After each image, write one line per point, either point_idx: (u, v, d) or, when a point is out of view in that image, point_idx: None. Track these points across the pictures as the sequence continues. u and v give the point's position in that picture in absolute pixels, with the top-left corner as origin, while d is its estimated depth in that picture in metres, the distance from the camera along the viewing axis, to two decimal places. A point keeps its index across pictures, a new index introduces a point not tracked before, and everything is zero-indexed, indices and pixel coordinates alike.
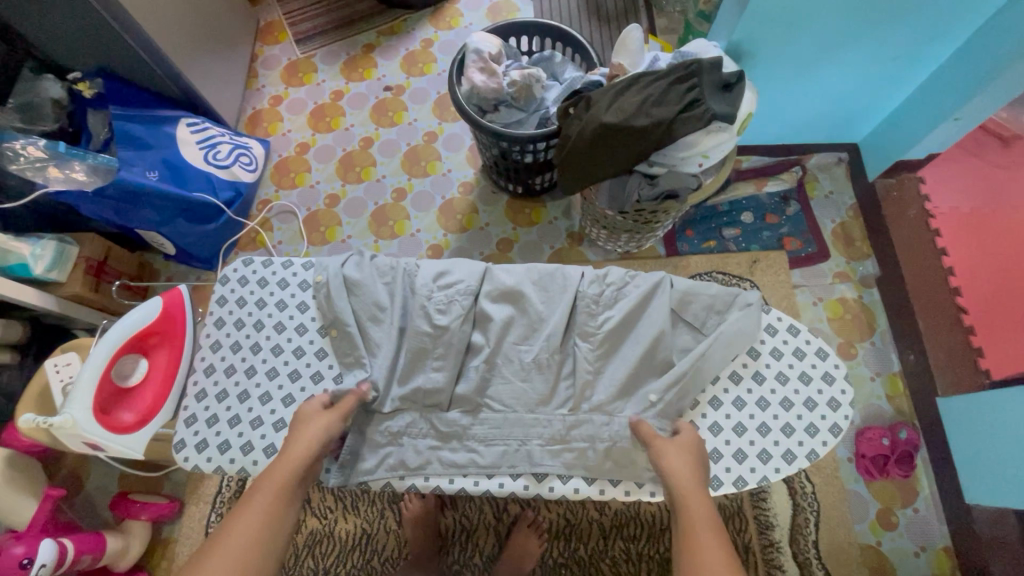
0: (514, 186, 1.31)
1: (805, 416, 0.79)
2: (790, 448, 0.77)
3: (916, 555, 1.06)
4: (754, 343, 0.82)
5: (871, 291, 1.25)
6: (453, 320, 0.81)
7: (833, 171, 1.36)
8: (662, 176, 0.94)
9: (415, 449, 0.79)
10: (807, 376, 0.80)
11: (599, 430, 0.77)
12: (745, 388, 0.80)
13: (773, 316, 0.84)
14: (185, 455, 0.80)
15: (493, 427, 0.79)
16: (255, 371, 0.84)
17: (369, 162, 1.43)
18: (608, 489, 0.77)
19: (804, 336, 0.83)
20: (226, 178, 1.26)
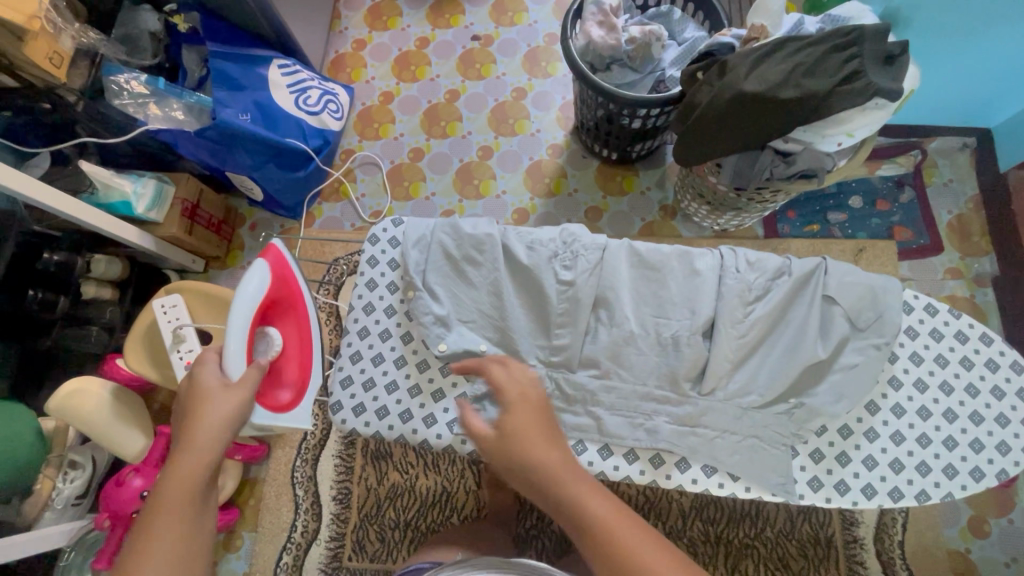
0: (610, 151, 1.25)
1: (996, 432, 0.64)
2: (979, 466, 0.63)
3: (1006, 565, 1.03)
4: (942, 349, 0.67)
5: (984, 290, 1.17)
6: (580, 275, 0.65)
7: (956, 158, 1.25)
8: (798, 155, 0.87)
9: (541, 408, 0.65)
10: (1000, 390, 0.65)
11: (733, 422, 0.63)
12: (931, 398, 0.66)
13: (964, 318, 0.68)
14: (343, 417, 0.69)
15: (623, 397, 0.64)
16: (368, 332, 0.71)
17: (454, 117, 1.37)
18: (834, 498, 0.62)
19: (1001, 345, 0.67)
20: (315, 125, 1.23)
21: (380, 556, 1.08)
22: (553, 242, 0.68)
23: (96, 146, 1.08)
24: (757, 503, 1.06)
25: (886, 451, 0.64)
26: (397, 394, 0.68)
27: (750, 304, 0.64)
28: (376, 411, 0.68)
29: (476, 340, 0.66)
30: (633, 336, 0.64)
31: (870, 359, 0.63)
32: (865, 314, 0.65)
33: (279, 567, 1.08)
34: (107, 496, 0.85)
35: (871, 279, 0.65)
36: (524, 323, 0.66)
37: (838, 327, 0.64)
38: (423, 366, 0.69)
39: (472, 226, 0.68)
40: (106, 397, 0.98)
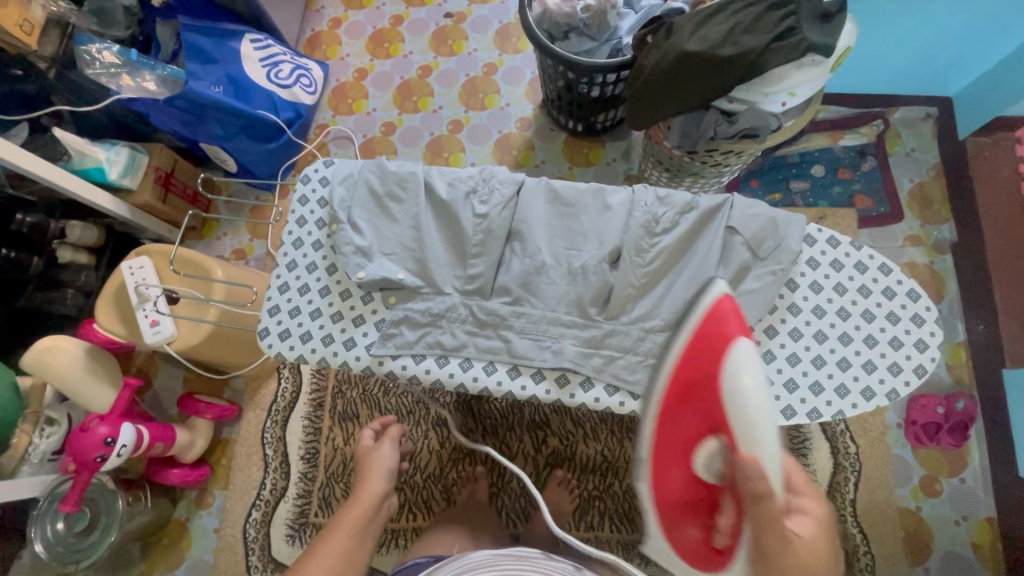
0: (575, 123, 1.27)
1: (889, 354, 0.66)
2: (869, 386, 0.64)
3: (956, 523, 1.04)
4: (842, 278, 0.68)
5: (944, 256, 1.19)
6: (494, 208, 0.64)
7: (919, 127, 1.26)
8: (741, 115, 0.89)
9: (453, 331, 0.63)
10: (894, 317, 0.67)
11: (635, 343, 0.62)
12: (828, 323, 0.67)
13: (863, 249, 0.69)
14: (270, 342, 0.66)
15: (534, 322, 0.62)
16: (297, 265, 0.70)
17: (426, 92, 1.40)
18: None
19: (897, 275, 0.68)
20: (287, 98, 1.27)
21: None
22: (472, 179, 0.67)
23: (73, 116, 1.13)
24: None
25: (781, 371, 0.65)
26: (321, 320, 0.66)
27: (657, 236, 0.63)
28: (301, 337, 0.66)
29: (394, 266, 0.65)
30: (545, 265, 0.63)
31: (767, 283, 0.63)
32: (766, 243, 0.64)
33: (249, 523, 1.10)
34: (72, 441, 0.89)
35: (771, 210, 0.65)
36: (440, 254, 0.65)
37: (736, 253, 0.63)
38: (346, 294, 0.67)
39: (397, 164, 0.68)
40: (80, 355, 1.01)
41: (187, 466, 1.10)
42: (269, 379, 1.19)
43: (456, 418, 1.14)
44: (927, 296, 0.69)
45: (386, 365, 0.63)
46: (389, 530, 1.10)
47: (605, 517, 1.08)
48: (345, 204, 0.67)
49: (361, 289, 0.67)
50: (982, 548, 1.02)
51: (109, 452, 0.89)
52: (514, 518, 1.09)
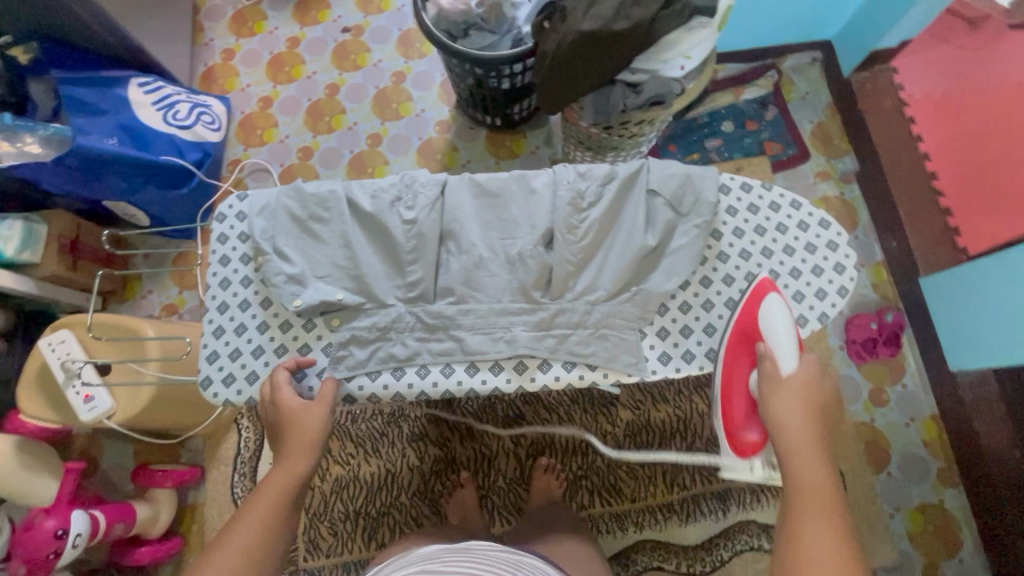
0: (493, 118, 1.28)
1: (813, 282, 0.69)
2: (801, 314, 0.68)
3: (906, 425, 1.13)
4: (759, 219, 0.71)
5: (851, 186, 1.28)
6: (422, 212, 0.63)
7: (808, 72, 1.36)
8: (645, 84, 0.93)
9: (405, 341, 0.63)
10: (812, 247, 0.70)
11: (582, 317, 0.63)
12: (755, 264, 0.70)
13: (774, 189, 0.73)
14: (215, 391, 0.63)
15: (481, 317, 0.62)
16: (228, 305, 0.67)
17: (338, 110, 1.37)
18: (682, 367, 0.65)
19: (807, 207, 0.72)
20: (191, 139, 1.21)
21: (335, 549, 1.08)
22: (395, 187, 0.66)
23: None
24: (686, 422, 1.12)
25: (722, 316, 0.67)
26: (266, 357, 0.65)
27: (584, 211, 0.64)
28: (248, 377, 0.64)
29: (331, 289, 0.63)
30: (483, 258, 0.63)
31: (694, 236, 0.65)
32: (685, 199, 0.66)
33: None
34: (19, 542, 0.82)
35: (685, 167, 0.68)
36: (377, 267, 0.64)
37: (660, 215, 0.65)
38: (287, 325, 0.66)
39: (314, 186, 0.66)
40: (9, 450, 0.92)
41: (155, 541, 1.03)
42: (228, 433, 1.13)
43: (431, 429, 1.13)
44: (837, 222, 0.72)
45: (342, 389, 0.62)
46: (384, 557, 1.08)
47: (594, 493, 1.10)
48: (268, 234, 0.65)
49: (302, 319, 0.66)
50: (932, 443, 1.11)
51: (62, 546, 0.83)
52: (509, 515, 1.09)
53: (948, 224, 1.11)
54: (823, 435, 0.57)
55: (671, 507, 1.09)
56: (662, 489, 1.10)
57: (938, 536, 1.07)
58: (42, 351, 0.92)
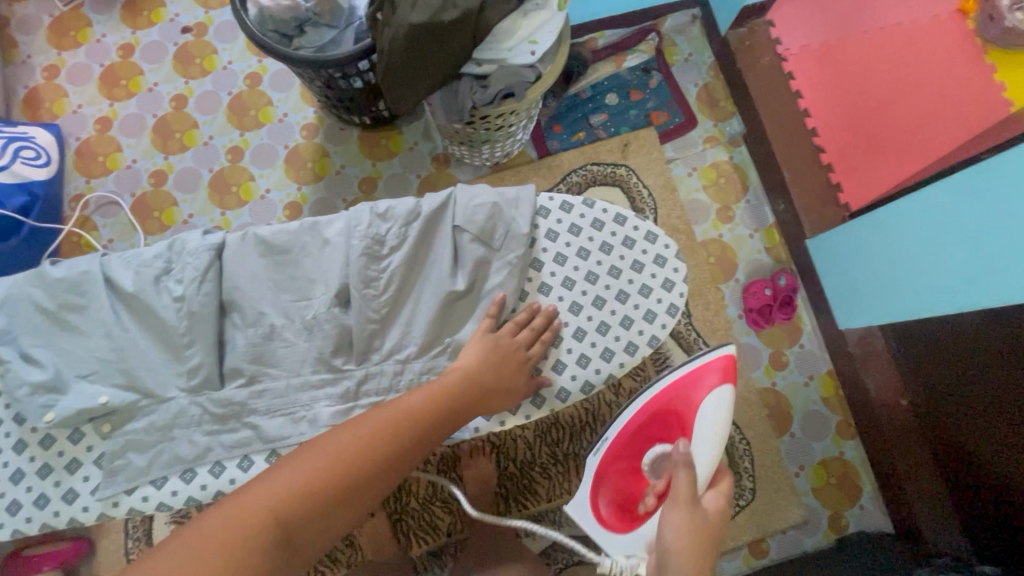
0: (361, 117, 1.17)
1: (643, 304, 0.67)
2: (631, 340, 0.66)
3: (806, 385, 1.15)
4: (582, 242, 0.68)
5: (739, 148, 1.26)
6: (189, 287, 0.61)
7: (689, 31, 1.31)
8: (493, 76, 0.85)
9: (191, 439, 0.60)
10: (639, 266, 0.68)
11: (393, 382, 0.61)
12: (580, 292, 0.67)
13: (596, 205, 0.70)
14: None
15: (279, 397, 0.60)
16: None
17: (189, 124, 1.23)
18: (509, 418, 0.66)
19: (632, 221, 0.69)
20: (11, 180, 1.06)
21: None
22: (161, 258, 0.63)
23: None
24: (593, 414, 1.11)
25: (546, 356, 0.65)
26: (25, 482, 0.60)
27: (385, 256, 0.62)
28: (8, 508, 0.60)
29: (95, 391, 0.60)
30: (274, 328, 0.61)
31: (505, 274, 0.64)
32: (496, 231, 0.64)
33: None
34: None
35: (494, 194, 0.65)
36: (150, 355, 0.61)
37: (470, 252, 0.64)
38: (48, 441, 0.61)
39: (59, 271, 0.62)
40: None
41: None
42: None
43: None
44: (665, 232, 0.70)
45: (123, 503, 0.59)
46: None
47: (510, 499, 1.08)
48: (6, 334, 0.61)
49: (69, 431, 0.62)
50: (830, 399, 1.14)
51: None
52: (425, 535, 1.07)
53: (830, 180, 1.10)
54: (705, 558, 0.59)
55: None
56: (577, 484, 1.09)
57: (840, 487, 1.11)
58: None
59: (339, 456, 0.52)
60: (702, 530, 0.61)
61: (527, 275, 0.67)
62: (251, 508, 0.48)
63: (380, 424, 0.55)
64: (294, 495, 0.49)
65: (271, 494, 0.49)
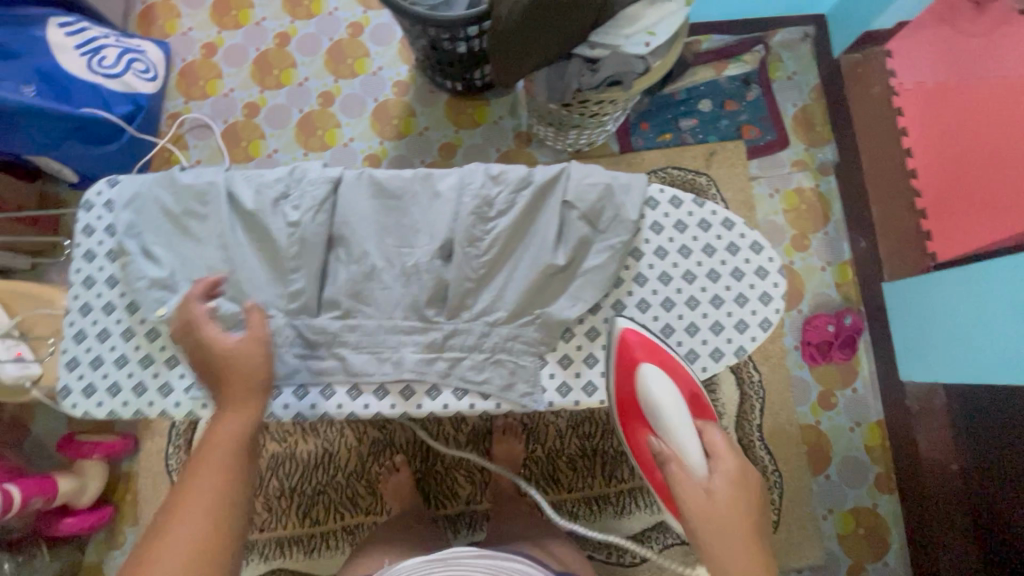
0: (453, 84, 1.18)
1: (735, 312, 0.67)
2: (717, 346, 0.65)
3: (851, 430, 1.12)
4: (685, 240, 0.68)
5: (828, 178, 1.21)
6: (306, 214, 0.62)
7: (798, 49, 1.26)
8: (604, 60, 0.84)
9: (282, 358, 0.62)
10: (739, 273, 0.67)
11: (477, 341, 0.62)
12: (675, 288, 0.67)
13: (707, 205, 0.69)
14: (72, 401, 0.63)
15: (368, 334, 0.62)
16: (90, 307, 0.66)
17: (288, 63, 1.26)
18: (583, 400, 0.64)
19: (739, 228, 0.68)
20: (120, 89, 1.10)
21: (269, 525, 1.07)
22: (281, 182, 0.65)
23: None
24: None
25: (631, 346, 0.65)
26: (128, 368, 0.64)
27: (492, 219, 0.63)
28: (108, 390, 0.64)
29: (201, 296, 0.62)
30: (375, 269, 0.62)
31: (606, 258, 0.63)
32: (604, 214, 0.64)
33: None
34: None
35: (608, 177, 0.65)
36: (256, 275, 0.63)
37: (575, 229, 0.63)
38: (153, 335, 0.65)
39: (188, 178, 0.65)
40: None
41: (84, 511, 1.01)
42: None
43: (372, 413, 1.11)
44: (770, 245, 0.69)
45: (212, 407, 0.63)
46: (318, 534, 1.07)
47: (532, 481, 1.09)
48: (135, 229, 0.65)
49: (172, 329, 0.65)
50: (874, 449, 1.11)
51: None
52: (444, 499, 1.09)
53: (920, 227, 1.05)
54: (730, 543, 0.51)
55: (607, 499, 1.09)
56: (601, 481, 1.09)
57: (868, 539, 1.08)
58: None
59: (212, 500, 0.51)
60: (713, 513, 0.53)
61: (625, 263, 0.67)
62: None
63: (231, 427, 0.56)
64: (197, 555, 0.48)
65: (170, 565, 0.46)
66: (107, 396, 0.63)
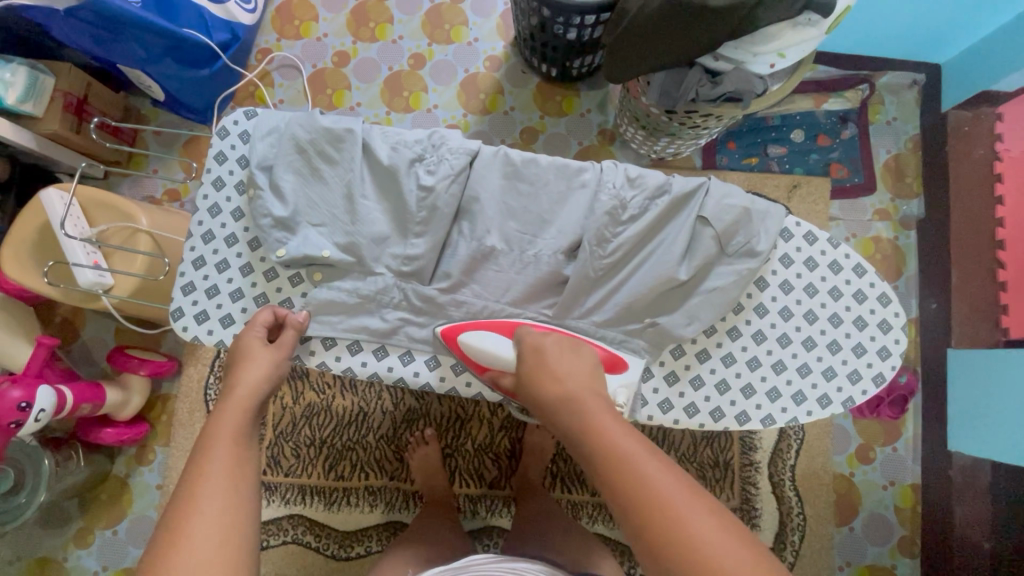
0: (549, 68, 1.15)
1: (850, 361, 0.67)
2: (826, 392, 0.66)
3: (883, 488, 1.10)
4: (814, 280, 0.68)
5: (908, 233, 1.18)
6: (441, 180, 0.64)
7: (903, 95, 1.21)
8: (726, 75, 0.82)
9: (387, 318, 0.65)
10: (862, 322, 0.68)
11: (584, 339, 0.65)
12: (794, 326, 0.67)
13: (841, 249, 0.69)
14: (185, 324, 0.66)
15: (473, 313, 0.65)
16: (213, 236, 0.69)
17: (385, 18, 1.24)
18: (682, 419, 0.66)
19: (870, 277, 0.68)
20: (221, 16, 1.07)
21: (295, 471, 1.08)
22: (420, 144, 0.66)
23: None
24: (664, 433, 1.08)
25: (739, 375, 0.66)
26: (243, 302, 0.67)
27: (622, 224, 0.64)
28: (220, 320, 0.66)
29: (323, 243, 0.64)
30: (494, 250, 0.64)
31: (731, 281, 0.64)
32: (736, 238, 0.64)
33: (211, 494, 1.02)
34: None
35: (748, 202, 0.65)
36: (379, 228, 0.65)
37: (704, 245, 0.64)
38: (271, 274, 0.68)
39: (329, 121, 0.66)
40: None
41: (122, 424, 1.02)
42: None
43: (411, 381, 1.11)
44: (897, 301, 0.69)
45: (318, 355, 0.65)
46: (340, 489, 1.08)
47: (557, 479, 1.10)
48: (267, 163, 0.66)
49: (290, 270, 0.68)
50: (903, 511, 1.09)
51: (26, 418, 0.80)
52: (469, 480, 1.09)
53: (999, 299, 1.01)
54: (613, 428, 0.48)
55: None
56: None
57: None
58: (52, 207, 0.82)
59: (238, 453, 0.50)
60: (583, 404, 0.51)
61: (747, 291, 0.68)
62: (212, 533, 0.44)
63: (260, 371, 0.57)
64: (235, 503, 0.46)
65: (220, 509, 0.45)
66: (219, 324, 0.66)
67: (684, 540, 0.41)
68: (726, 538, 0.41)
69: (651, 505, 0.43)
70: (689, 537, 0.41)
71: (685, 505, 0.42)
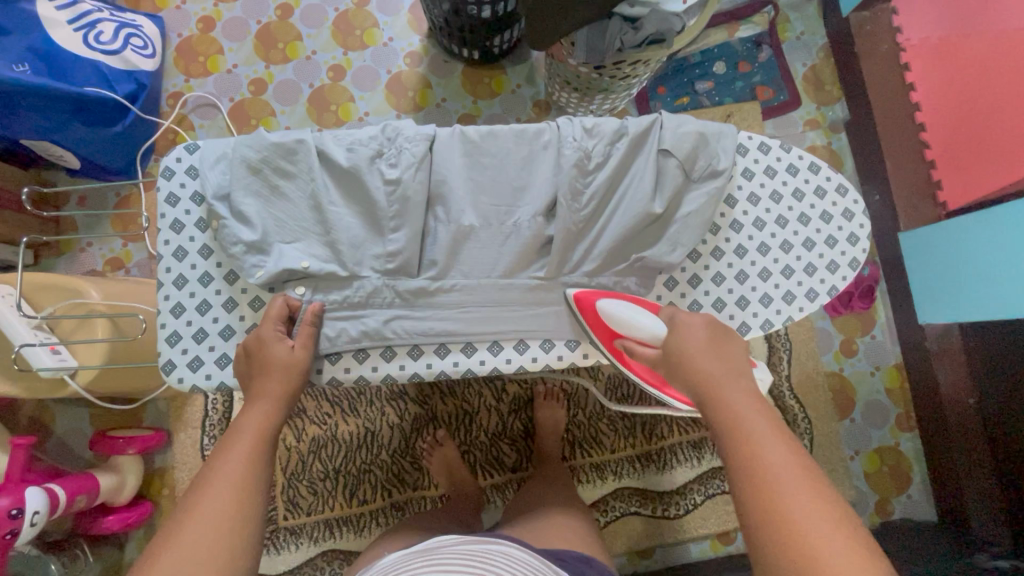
0: (470, 51, 1.15)
1: (826, 254, 0.71)
2: (812, 286, 0.69)
3: (871, 374, 1.18)
4: (777, 185, 0.72)
5: (839, 135, 1.26)
6: (405, 171, 0.63)
7: (804, 10, 1.28)
8: (645, 19, 0.82)
9: (382, 319, 0.64)
10: (828, 215, 0.71)
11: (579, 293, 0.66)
12: (769, 233, 0.71)
13: (793, 151, 0.73)
14: (180, 375, 0.64)
15: (467, 294, 0.65)
16: (186, 280, 0.66)
17: (293, 36, 1.21)
18: None
19: (825, 171, 0.72)
20: (120, 67, 1.02)
21: (316, 508, 1.05)
22: (375, 140, 0.66)
23: None
24: None
25: (732, 291, 0.69)
26: (235, 339, 0.65)
27: (590, 172, 0.65)
28: (216, 362, 0.65)
29: (299, 257, 0.63)
30: (473, 229, 0.65)
31: (703, 204, 0.67)
32: (698, 163, 0.67)
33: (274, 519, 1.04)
34: None
35: (700, 126, 0.68)
36: (353, 233, 0.64)
37: (670, 177, 0.66)
38: (257, 305, 0.66)
39: (277, 136, 0.65)
40: None
41: (123, 508, 0.97)
42: (193, 396, 1.05)
43: (410, 388, 1.10)
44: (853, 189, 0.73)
45: (326, 371, 0.65)
46: (367, 513, 1.06)
47: (575, 445, 1.11)
48: (222, 191, 0.64)
49: (272, 293, 0.66)
50: (893, 390, 1.18)
51: (20, 525, 0.75)
52: (492, 469, 1.10)
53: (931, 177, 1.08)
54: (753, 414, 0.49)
55: (648, 457, 1.12)
56: (642, 440, 1.12)
57: (891, 476, 1.15)
58: None
59: (241, 488, 0.49)
60: (704, 380, 0.53)
61: (720, 211, 0.71)
62: (204, 537, 0.45)
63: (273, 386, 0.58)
64: (234, 512, 0.48)
65: (214, 511, 0.47)
66: (216, 366, 0.64)
67: (797, 534, 0.41)
68: (854, 553, 0.40)
69: (770, 492, 0.43)
70: (797, 533, 0.41)
71: (802, 504, 0.42)
